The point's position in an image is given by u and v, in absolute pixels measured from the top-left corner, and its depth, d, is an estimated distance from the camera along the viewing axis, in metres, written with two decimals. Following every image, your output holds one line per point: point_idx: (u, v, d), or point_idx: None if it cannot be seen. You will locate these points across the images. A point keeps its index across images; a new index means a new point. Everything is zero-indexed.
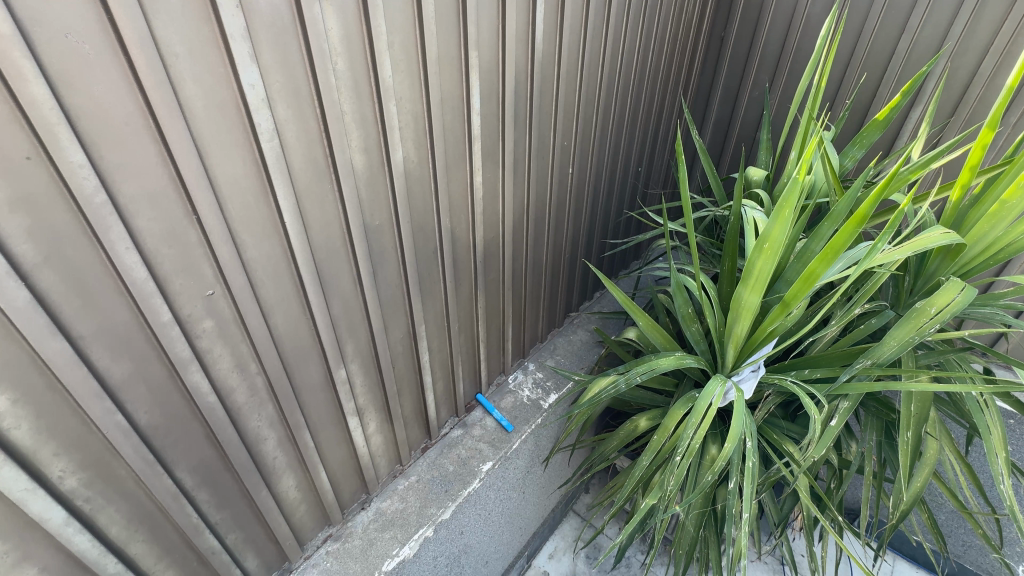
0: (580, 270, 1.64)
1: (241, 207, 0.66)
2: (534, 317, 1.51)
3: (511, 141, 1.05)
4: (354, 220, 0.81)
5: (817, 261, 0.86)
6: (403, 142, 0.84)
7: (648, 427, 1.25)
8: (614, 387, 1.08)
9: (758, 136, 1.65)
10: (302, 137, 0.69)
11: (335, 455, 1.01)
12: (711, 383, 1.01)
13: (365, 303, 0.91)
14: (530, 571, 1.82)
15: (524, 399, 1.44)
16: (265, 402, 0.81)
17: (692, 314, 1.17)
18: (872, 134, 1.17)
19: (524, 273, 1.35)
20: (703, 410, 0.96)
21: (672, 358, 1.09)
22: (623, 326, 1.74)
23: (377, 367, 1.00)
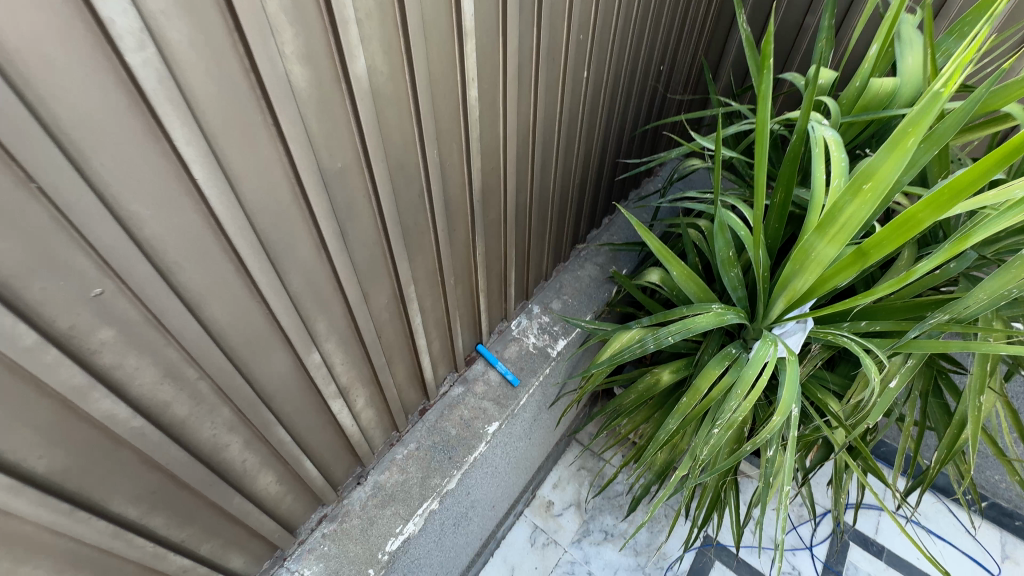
0: (590, 196, 1.41)
1: (119, 163, 0.43)
2: (538, 255, 1.31)
3: (515, 37, 0.78)
4: (306, 165, 0.57)
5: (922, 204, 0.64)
6: (365, 45, 0.57)
7: (670, 380, 1.12)
8: (640, 348, 0.93)
9: (808, 22, 1.35)
10: (201, 41, 0.43)
11: (320, 440, 0.87)
12: (760, 346, 0.85)
13: (335, 271, 0.70)
14: (535, 501, 1.81)
15: (529, 348, 1.29)
16: (218, 408, 0.64)
17: (733, 258, 0.98)
18: (978, 19, 0.90)
19: (528, 207, 1.12)
20: (751, 380, 0.82)
21: (712, 315, 0.92)
22: (636, 257, 1.56)
23: (360, 341, 0.82)
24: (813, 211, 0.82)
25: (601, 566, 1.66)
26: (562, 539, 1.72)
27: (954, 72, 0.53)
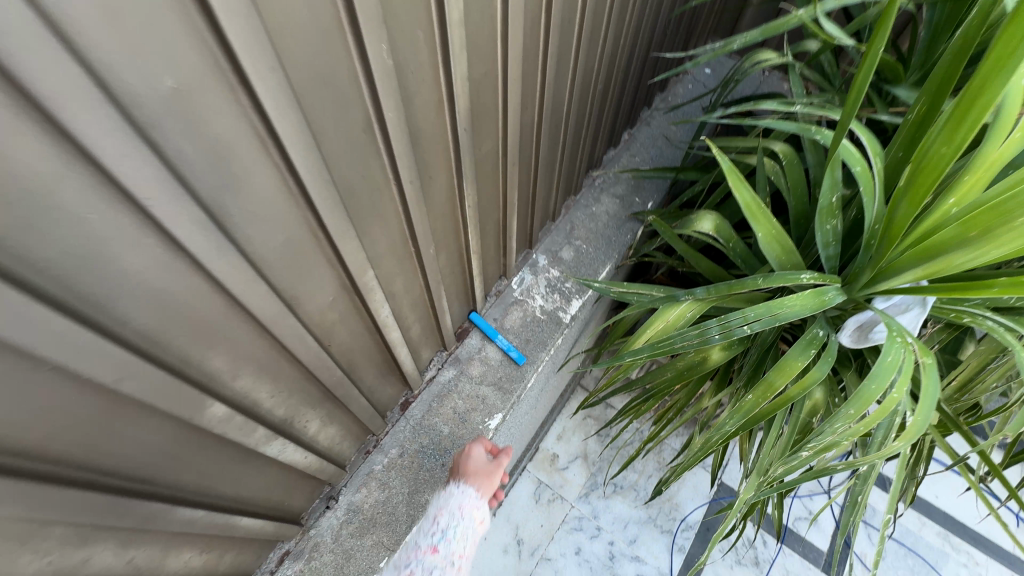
0: (611, 106, 1.05)
1: None
2: (545, 193, 0.99)
3: None
4: (74, 90, 0.25)
5: None
6: None
7: (721, 358, 0.87)
8: (700, 333, 0.67)
9: None
10: None
11: (261, 484, 0.62)
12: (888, 346, 0.58)
13: (224, 281, 0.40)
14: (538, 455, 1.67)
15: (536, 313, 1.02)
16: (43, 530, 0.37)
17: (835, 204, 0.69)
18: None
19: (536, 129, 0.79)
20: (874, 396, 0.57)
21: (809, 293, 0.65)
22: (663, 186, 1.24)
23: (297, 361, 0.54)
24: (989, 141, 0.52)
25: (610, 520, 1.56)
26: (568, 494, 1.60)
27: None
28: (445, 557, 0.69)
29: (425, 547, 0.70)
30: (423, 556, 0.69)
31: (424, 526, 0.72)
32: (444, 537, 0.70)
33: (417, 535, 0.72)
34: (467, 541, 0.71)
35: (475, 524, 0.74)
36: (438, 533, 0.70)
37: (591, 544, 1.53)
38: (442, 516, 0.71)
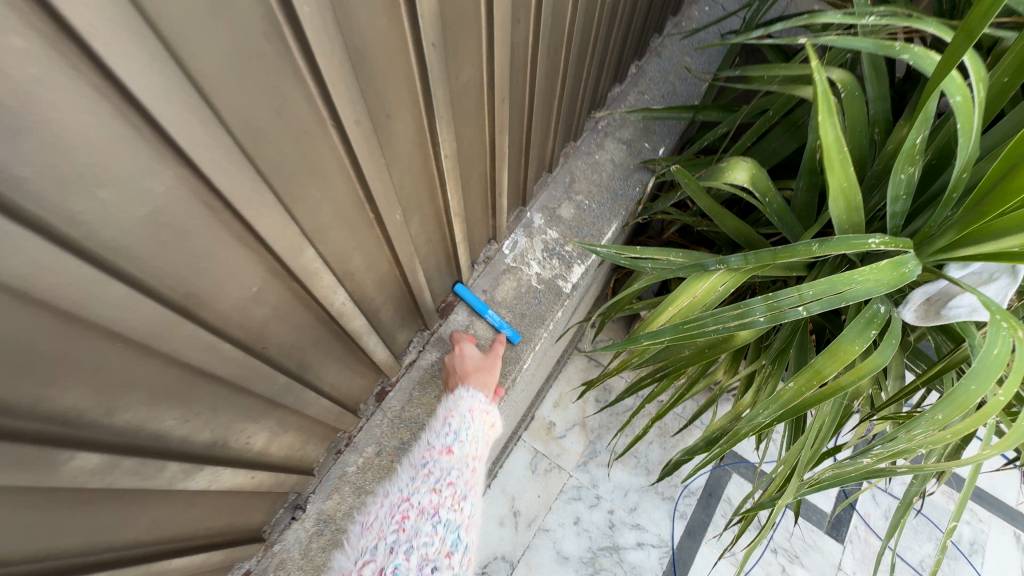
0: (619, 27, 0.86)
1: None
2: (540, 138, 0.82)
3: None
4: None
5: None
6: None
7: (750, 336, 0.74)
8: (739, 312, 0.54)
9: None
10: None
11: (195, 517, 0.50)
12: (989, 336, 0.43)
13: (41, 289, 0.25)
14: (534, 423, 1.58)
15: (532, 283, 0.88)
16: None
17: (917, 148, 0.54)
18: None
19: (530, 54, 0.61)
20: (969, 401, 0.45)
21: (882, 264, 0.51)
22: (677, 128, 1.06)
23: (215, 375, 0.40)
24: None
25: (610, 489, 1.50)
26: (566, 463, 1.53)
27: None
28: (461, 459, 0.66)
29: (440, 448, 0.65)
30: (439, 455, 0.65)
31: (435, 429, 0.68)
32: (458, 438, 0.67)
33: (427, 438, 0.67)
34: (480, 445, 0.69)
35: (486, 429, 0.71)
36: (451, 433, 0.67)
37: (590, 513, 1.47)
38: (455, 415, 0.68)
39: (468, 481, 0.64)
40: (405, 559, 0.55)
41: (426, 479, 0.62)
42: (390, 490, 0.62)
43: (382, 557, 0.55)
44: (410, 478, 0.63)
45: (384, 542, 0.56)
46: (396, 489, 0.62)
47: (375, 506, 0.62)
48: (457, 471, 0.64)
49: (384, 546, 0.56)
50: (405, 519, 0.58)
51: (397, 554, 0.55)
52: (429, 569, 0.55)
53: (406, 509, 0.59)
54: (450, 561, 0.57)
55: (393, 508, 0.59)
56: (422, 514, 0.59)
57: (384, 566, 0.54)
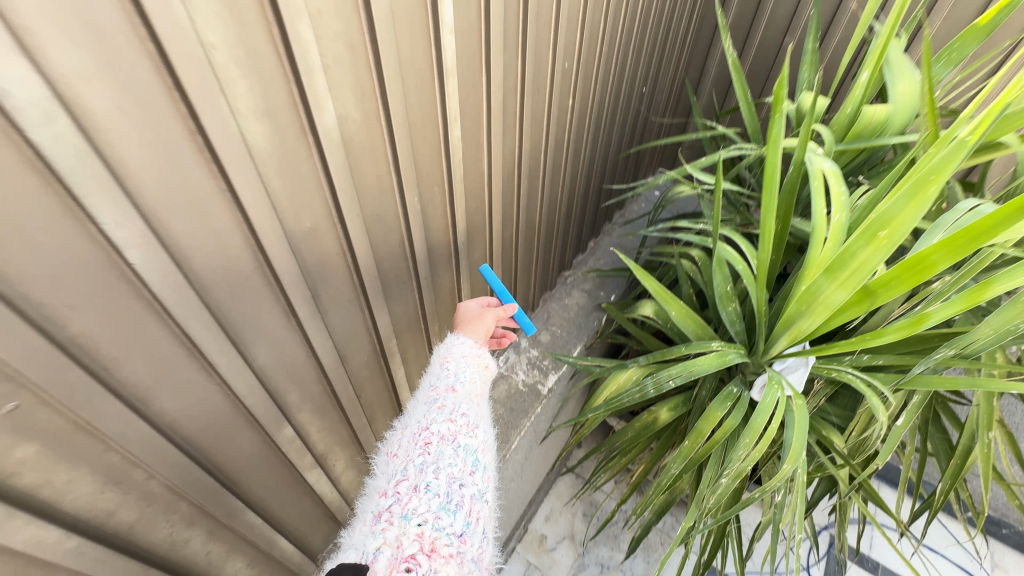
0: (575, 221, 1.36)
1: (28, 258, 0.34)
2: (523, 287, 1.25)
3: (497, 73, 0.74)
4: (267, 227, 0.50)
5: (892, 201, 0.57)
6: (334, 93, 0.50)
7: (669, 418, 1.06)
8: (640, 390, 0.89)
9: (787, 41, 1.41)
10: (127, 106, 0.35)
11: (296, 514, 0.78)
12: (769, 391, 0.82)
13: (306, 336, 0.62)
14: (527, 536, 1.74)
15: (519, 387, 1.23)
16: (175, 504, 0.56)
17: (730, 291, 0.95)
18: (968, 44, 0.90)
19: (514, 241, 1.07)
20: (760, 427, 0.79)
21: (713, 356, 0.87)
22: (623, 283, 1.51)
23: (337, 404, 0.75)
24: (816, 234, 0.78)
25: None
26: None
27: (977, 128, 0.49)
28: (467, 395, 0.71)
29: (446, 387, 0.70)
30: (445, 393, 0.70)
31: (437, 371, 0.73)
32: (460, 378, 0.72)
33: (433, 380, 0.72)
34: (480, 382, 0.74)
35: (480, 369, 0.76)
36: (452, 375, 0.72)
37: None
38: (452, 359, 0.73)
39: (476, 414, 0.70)
40: (434, 477, 0.60)
41: (440, 412, 0.67)
42: (411, 424, 0.68)
43: (414, 476, 0.60)
44: (425, 412, 0.67)
45: (413, 464, 0.61)
46: (415, 422, 0.67)
47: (401, 437, 0.68)
48: (466, 405, 0.69)
49: (414, 467, 0.61)
50: (429, 444, 0.63)
51: (427, 472, 0.60)
52: (456, 485, 0.60)
53: (428, 437, 0.64)
54: (472, 479, 0.63)
55: (416, 437, 0.64)
56: (444, 441, 0.63)
57: (416, 483, 0.59)
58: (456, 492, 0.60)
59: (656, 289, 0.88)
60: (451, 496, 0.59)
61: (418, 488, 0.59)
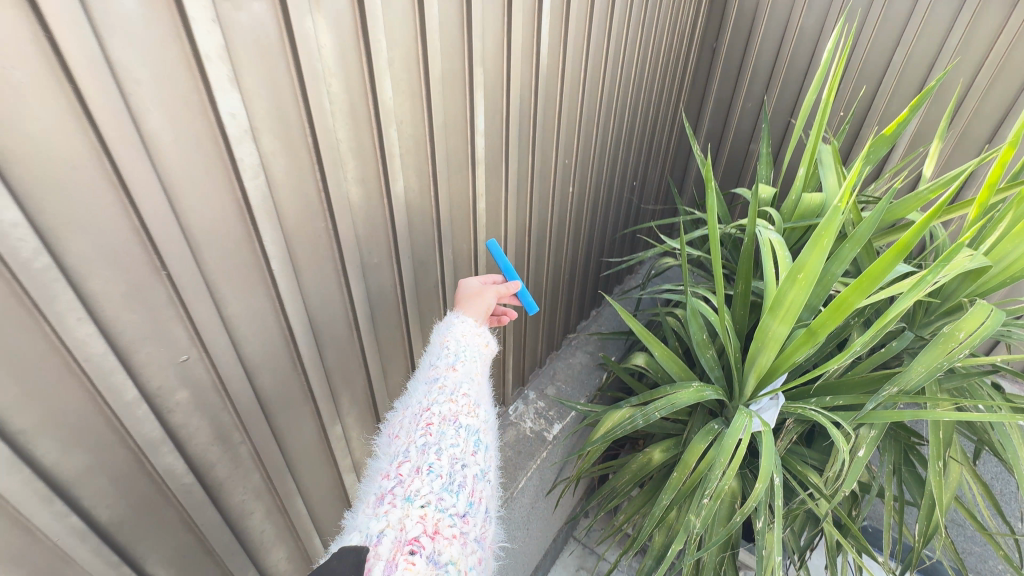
0: (578, 289, 1.57)
1: (220, 257, 0.56)
2: (532, 342, 1.43)
3: (515, 163, 1.00)
4: (351, 257, 0.71)
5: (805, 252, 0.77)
6: (403, 170, 0.75)
7: (662, 459, 1.16)
8: (631, 422, 1.02)
9: (751, 148, 1.71)
10: (290, 171, 0.59)
11: (329, 517, 0.91)
12: (739, 420, 0.95)
13: (362, 348, 0.81)
14: None
15: (526, 432, 1.36)
16: (250, 472, 0.71)
17: (707, 340, 1.11)
18: (880, 149, 1.15)
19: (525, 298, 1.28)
20: (732, 449, 0.92)
21: (692, 391, 1.02)
22: (622, 346, 1.68)
23: (375, 416, 0.91)
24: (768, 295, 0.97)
25: None
26: None
27: (841, 193, 0.72)
28: (466, 374, 0.73)
29: (446, 366, 0.73)
30: (446, 372, 0.72)
31: (438, 352, 0.75)
32: (460, 357, 0.74)
33: (433, 360, 0.74)
34: (480, 361, 0.75)
35: (480, 348, 0.77)
36: (452, 355, 0.74)
37: None
38: (451, 338, 0.75)
39: (477, 394, 0.72)
40: (436, 459, 0.62)
41: (441, 393, 0.70)
42: (413, 405, 0.70)
43: (416, 458, 0.63)
44: (427, 393, 0.70)
45: (415, 445, 0.64)
46: (417, 403, 0.69)
47: (403, 418, 0.70)
48: (465, 384, 0.71)
49: (416, 449, 0.64)
50: (430, 426, 0.65)
51: (428, 455, 0.63)
52: (458, 466, 0.63)
53: (430, 418, 0.66)
54: (473, 459, 0.65)
55: (418, 418, 0.67)
56: (445, 422, 0.66)
57: (418, 465, 0.62)
58: (458, 473, 0.62)
59: (640, 333, 1.06)
60: (452, 477, 0.62)
61: (420, 470, 0.61)
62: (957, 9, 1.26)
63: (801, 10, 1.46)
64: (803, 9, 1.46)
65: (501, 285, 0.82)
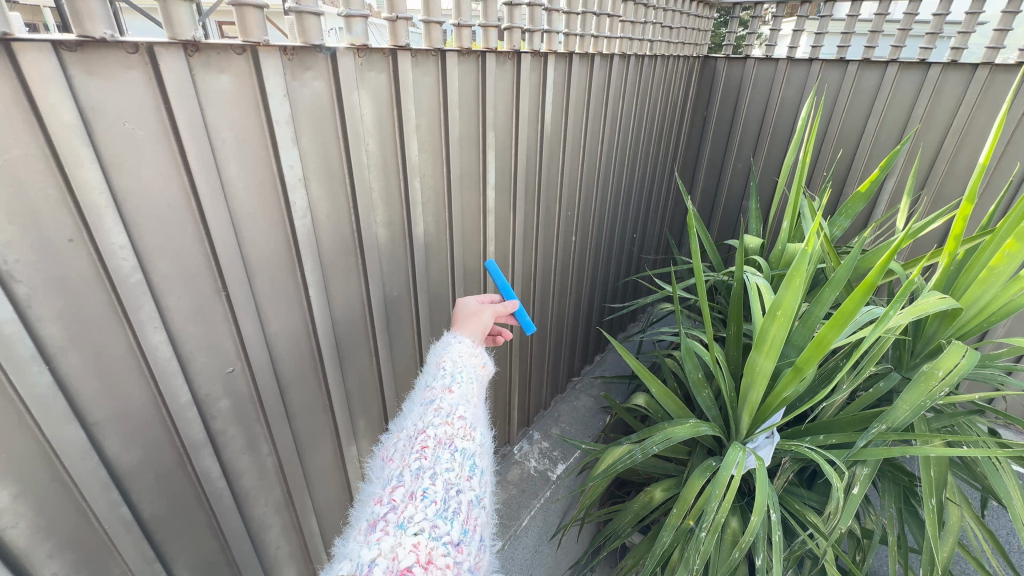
0: (582, 333, 1.65)
1: (268, 282, 0.66)
2: (538, 383, 1.49)
3: (521, 213, 1.12)
4: (375, 290, 0.81)
5: (781, 291, 0.85)
6: (424, 216, 0.86)
7: (664, 498, 1.17)
8: (630, 456, 1.05)
9: (744, 205, 1.83)
10: (331, 213, 0.70)
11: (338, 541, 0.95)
12: (733, 454, 0.99)
13: (380, 374, 0.89)
14: None
15: (530, 471, 1.39)
16: (273, 485, 0.77)
17: (703, 379, 1.16)
18: (857, 205, 1.24)
19: (532, 339, 1.35)
20: (727, 482, 0.95)
21: (688, 426, 1.06)
22: (626, 390, 1.73)
23: None
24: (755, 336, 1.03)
25: None
26: None
27: (806, 237, 0.80)
28: (464, 396, 0.63)
29: (442, 387, 0.63)
30: (442, 394, 0.62)
31: (433, 372, 0.65)
32: (456, 378, 0.64)
33: (428, 381, 0.65)
34: (477, 382, 0.66)
35: (477, 369, 0.68)
36: (448, 375, 0.64)
37: None
38: (448, 357, 0.66)
39: (474, 415, 0.62)
40: (431, 484, 0.52)
41: (437, 414, 0.59)
42: (406, 427, 0.60)
43: (410, 482, 0.52)
44: (421, 414, 0.60)
45: (408, 469, 0.53)
46: (410, 426, 0.59)
47: (396, 441, 0.60)
48: (464, 405, 0.61)
49: (409, 473, 0.53)
50: (425, 448, 0.55)
51: (423, 479, 0.52)
52: (454, 491, 0.52)
53: (425, 440, 0.56)
54: (470, 485, 0.54)
55: (411, 441, 0.56)
56: (441, 444, 0.56)
57: (412, 490, 0.51)
58: (453, 500, 0.52)
59: (637, 368, 1.12)
60: (449, 504, 0.51)
61: (413, 496, 0.51)
62: (919, 84, 1.41)
63: (781, 83, 1.63)
64: (783, 83, 1.63)
65: (502, 306, 0.83)
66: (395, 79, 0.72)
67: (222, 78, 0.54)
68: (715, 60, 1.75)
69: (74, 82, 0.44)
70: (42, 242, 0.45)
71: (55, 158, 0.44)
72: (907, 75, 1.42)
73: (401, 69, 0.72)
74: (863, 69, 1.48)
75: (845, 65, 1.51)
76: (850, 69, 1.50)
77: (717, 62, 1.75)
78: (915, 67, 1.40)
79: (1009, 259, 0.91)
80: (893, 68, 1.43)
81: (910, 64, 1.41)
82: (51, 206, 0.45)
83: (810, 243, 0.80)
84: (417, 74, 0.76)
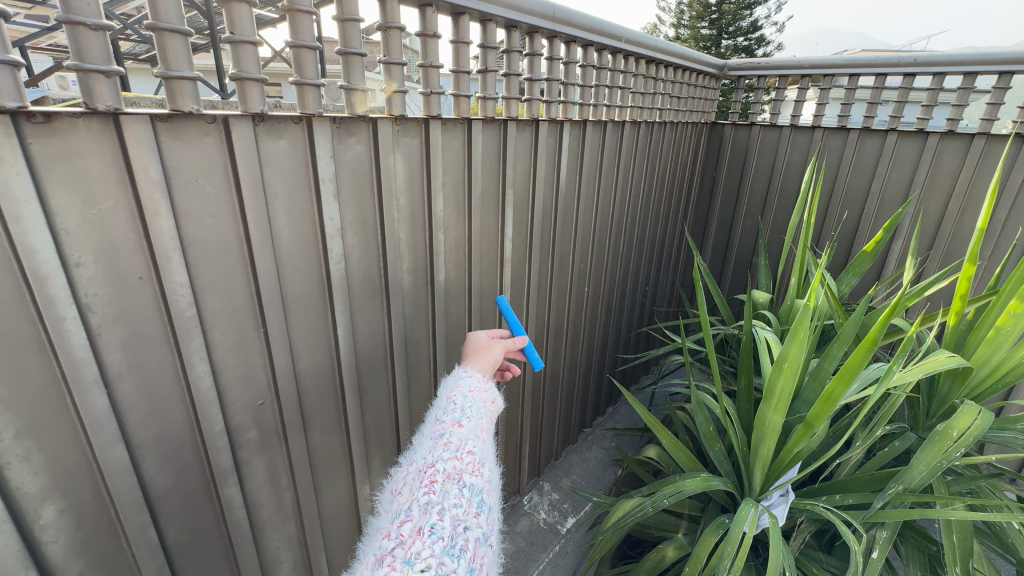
0: (594, 383, 1.66)
1: (302, 321, 0.72)
2: (549, 432, 1.49)
3: (537, 264, 1.18)
4: (397, 332, 0.86)
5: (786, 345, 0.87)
6: (445, 265, 0.93)
7: (676, 557, 1.13)
8: (640, 510, 1.04)
9: (754, 261, 1.88)
10: (363, 259, 0.77)
11: None
12: (745, 510, 0.97)
13: (396, 414, 0.92)
14: None
15: (540, 523, 1.37)
16: (288, 519, 0.79)
17: (714, 433, 1.16)
18: (863, 264, 1.27)
19: (543, 387, 1.37)
20: (739, 539, 0.92)
21: (699, 480, 1.05)
22: (639, 444, 1.71)
23: None
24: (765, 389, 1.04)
25: None
26: None
27: (809, 292, 0.83)
28: (472, 430, 0.65)
29: (452, 421, 0.66)
30: (452, 427, 0.65)
31: (444, 406, 0.68)
32: (466, 413, 0.67)
33: (439, 414, 0.67)
34: (486, 417, 0.69)
35: (486, 404, 0.72)
36: (458, 409, 0.67)
37: None
38: (459, 392, 0.70)
39: (483, 450, 0.64)
40: (439, 519, 0.54)
41: (446, 448, 0.62)
42: (415, 460, 0.62)
43: (418, 517, 0.54)
44: (430, 448, 0.62)
45: (417, 503, 0.55)
46: (420, 459, 0.61)
47: (405, 474, 0.62)
48: (473, 441, 0.64)
49: (418, 508, 0.55)
50: (433, 482, 0.57)
51: (431, 514, 0.54)
52: (461, 528, 0.54)
53: (433, 474, 0.58)
54: (478, 522, 0.56)
55: (420, 474, 0.59)
56: (449, 479, 0.58)
57: (420, 525, 0.53)
58: (461, 536, 0.53)
59: (646, 417, 1.12)
60: (456, 541, 0.52)
61: (421, 531, 0.52)
62: (919, 150, 1.48)
63: (785, 148, 1.72)
64: (787, 148, 1.72)
65: (510, 341, 0.87)
66: (426, 143, 0.81)
67: (281, 143, 0.62)
68: (722, 127, 1.85)
69: (162, 146, 0.52)
70: (116, 277, 0.52)
71: (138, 207, 0.52)
72: (906, 142, 1.49)
73: (432, 135, 0.81)
74: (864, 136, 1.56)
75: (846, 133, 1.60)
76: (851, 136, 1.59)
77: (724, 128, 1.85)
78: (914, 135, 1.47)
79: (1015, 320, 0.92)
80: (892, 136, 1.50)
81: (908, 132, 1.48)
82: (129, 247, 0.52)
83: (814, 297, 0.82)
84: (445, 139, 0.85)
